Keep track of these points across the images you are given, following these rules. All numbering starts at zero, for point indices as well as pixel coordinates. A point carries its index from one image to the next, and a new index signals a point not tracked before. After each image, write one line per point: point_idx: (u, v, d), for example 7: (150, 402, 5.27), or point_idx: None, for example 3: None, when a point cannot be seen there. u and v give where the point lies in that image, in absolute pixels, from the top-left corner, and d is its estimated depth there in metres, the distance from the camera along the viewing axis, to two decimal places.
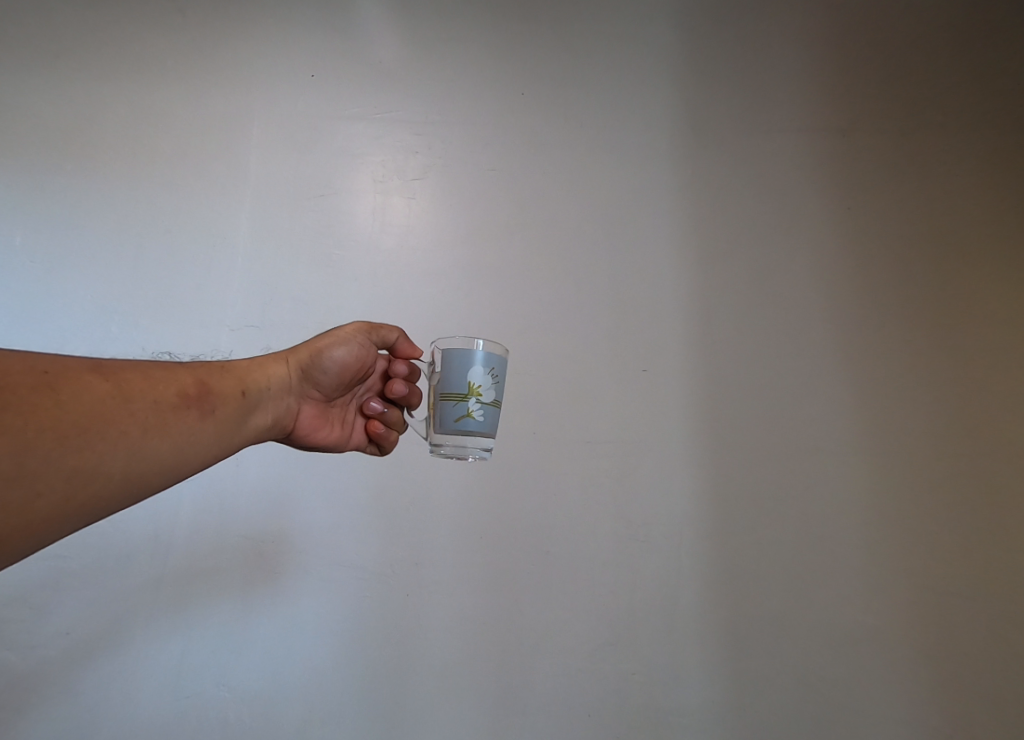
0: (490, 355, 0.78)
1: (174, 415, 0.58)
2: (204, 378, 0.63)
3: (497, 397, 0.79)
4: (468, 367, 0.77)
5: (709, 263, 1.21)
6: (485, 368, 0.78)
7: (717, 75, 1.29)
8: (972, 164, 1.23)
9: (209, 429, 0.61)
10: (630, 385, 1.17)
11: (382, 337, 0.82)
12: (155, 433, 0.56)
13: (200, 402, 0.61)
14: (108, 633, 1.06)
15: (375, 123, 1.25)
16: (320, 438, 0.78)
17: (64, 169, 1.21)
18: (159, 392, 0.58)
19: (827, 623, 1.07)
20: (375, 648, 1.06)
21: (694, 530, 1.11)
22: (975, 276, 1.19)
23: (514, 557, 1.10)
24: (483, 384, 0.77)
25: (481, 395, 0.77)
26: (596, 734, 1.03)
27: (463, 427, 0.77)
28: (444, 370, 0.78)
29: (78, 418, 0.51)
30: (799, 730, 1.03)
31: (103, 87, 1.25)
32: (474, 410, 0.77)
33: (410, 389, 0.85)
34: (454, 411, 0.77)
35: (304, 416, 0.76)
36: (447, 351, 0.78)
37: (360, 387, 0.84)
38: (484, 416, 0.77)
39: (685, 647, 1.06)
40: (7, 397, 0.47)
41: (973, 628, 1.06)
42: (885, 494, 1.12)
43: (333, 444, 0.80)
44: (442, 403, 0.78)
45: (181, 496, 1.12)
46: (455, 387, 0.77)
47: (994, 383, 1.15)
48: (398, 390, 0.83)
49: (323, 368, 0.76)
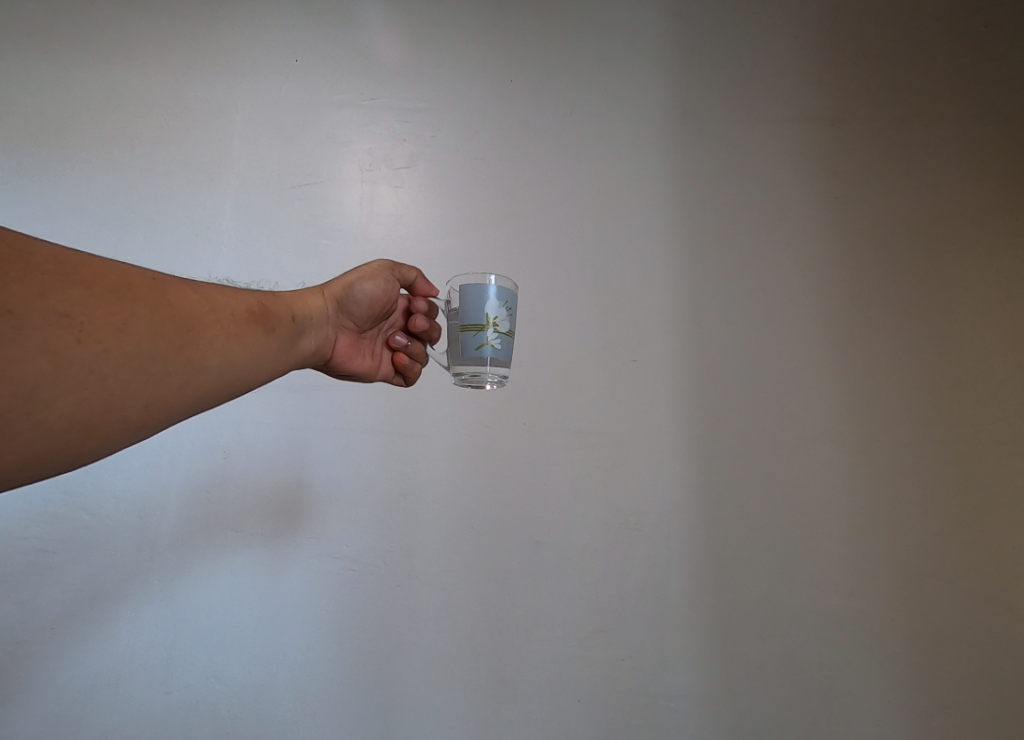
0: (505, 286, 0.79)
1: (249, 328, 0.62)
2: (264, 300, 0.66)
3: (513, 329, 0.80)
4: (484, 299, 0.78)
5: (698, 252, 1.22)
6: (501, 298, 0.78)
7: (703, 62, 1.29)
8: (956, 153, 1.25)
9: (273, 345, 0.65)
10: (621, 371, 1.17)
11: (409, 273, 0.85)
12: (237, 341, 0.60)
13: (264, 320, 0.65)
14: (93, 627, 1.05)
15: (361, 110, 1.24)
16: (354, 367, 0.81)
17: (39, 154, 1.18)
18: (235, 307, 0.62)
19: (814, 605, 1.09)
20: (365, 639, 1.06)
21: (684, 516, 1.12)
22: (958, 265, 1.21)
23: (505, 546, 1.10)
24: (498, 315, 0.78)
25: (497, 325, 0.78)
26: (587, 718, 1.04)
27: (481, 356, 0.78)
28: (461, 304, 0.79)
29: (182, 319, 0.55)
30: (787, 712, 1.05)
31: (79, 70, 1.22)
32: (491, 339, 0.77)
33: (429, 325, 0.87)
34: (473, 342, 0.78)
35: (340, 345, 0.79)
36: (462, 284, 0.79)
37: (389, 322, 0.87)
38: (502, 345, 0.78)
39: (674, 633, 1.07)
40: (129, 294, 0.52)
41: (955, 607, 1.09)
42: (871, 477, 1.13)
43: (364, 374, 0.83)
44: (461, 334, 0.79)
45: (167, 488, 1.10)
46: (472, 319, 0.78)
47: (976, 367, 1.17)
48: (420, 325, 0.86)
49: (355, 301, 0.79)
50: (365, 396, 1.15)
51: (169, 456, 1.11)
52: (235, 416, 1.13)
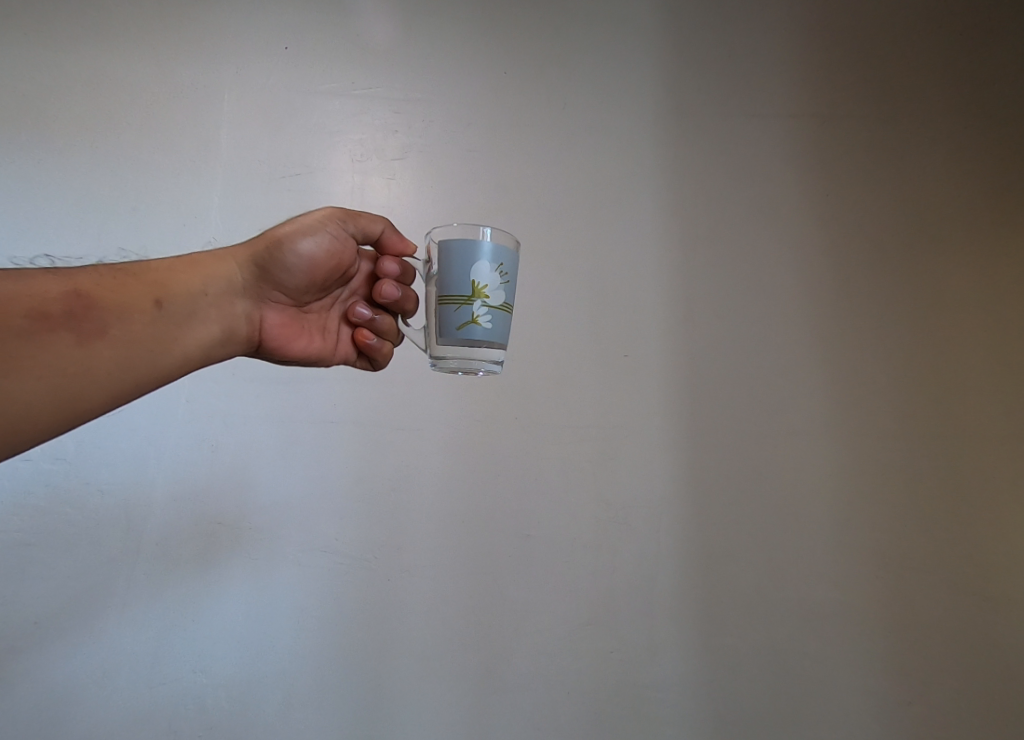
0: (496, 249, 0.75)
1: (40, 341, 0.58)
2: (80, 297, 0.62)
3: (505, 301, 0.76)
4: (475, 267, 0.74)
5: (689, 248, 1.22)
6: (494, 265, 0.75)
7: (696, 57, 1.29)
8: (944, 151, 1.26)
9: (101, 348, 0.61)
10: (611, 369, 1.17)
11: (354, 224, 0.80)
12: (18, 363, 0.56)
13: (75, 321, 0.61)
14: (79, 622, 1.04)
15: (352, 99, 1.23)
16: (295, 344, 0.81)
17: (22, 141, 1.16)
18: (12, 321, 0.57)
19: (799, 599, 1.10)
20: (354, 633, 1.06)
21: (672, 510, 1.12)
22: (944, 262, 1.23)
23: (495, 540, 1.10)
24: (489, 286, 0.74)
25: (487, 298, 0.75)
26: (574, 711, 1.05)
27: (468, 332, 0.75)
28: (446, 269, 0.75)
29: None
30: (771, 704, 1.07)
31: (62, 53, 1.19)
32: (480, 314, 0.74)
33: (401, 291, 0.83)
34: (460, 316, 0.75)
35: (270, 323, 0.78)
36: (447, 246, 0.75)
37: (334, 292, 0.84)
38: (490, 321, 0.75)
39: (662, 626, 1.08)
40: None
41: (936, 601, 1.10)
42: (856, 473, 1.15)
43: (312, 351, 0.83)
44: (446, 307, 0.76)
45: (154, 483, 1.09)
46: (460, 289, 0.75)
47: (961, 366, 1.19)
48: (388, 291, 0.81)
49: (285, 269, 0.76)
50: (354, 391, 1.15)
51: (155, 450, 1.10)
52: (223, 409, 1.13)
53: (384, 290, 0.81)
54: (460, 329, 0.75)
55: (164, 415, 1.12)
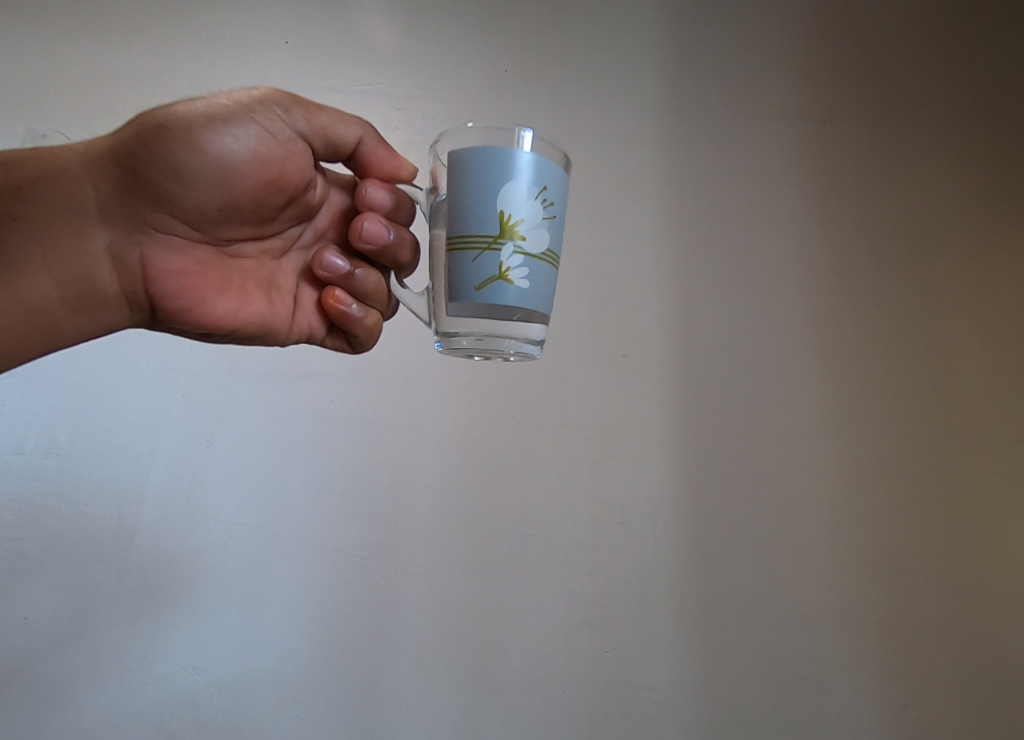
0: (533, 182, 0.67)
1: None
2: None
3: (541, 245, 0.68)
4: (509, 205, 0.66)
5: (689, 248, 1.22)
6: (530, 195, 0.67)
7: (697, 57, 1.29)
8: (944, 154, 1.27)
9: None
10: (610, 369, 1.17)
11: (301, 120, 0.73)
12: None
13: None
14: (72, 620, 1.03)
15: (353, 95, 1.22)
16: (221, 295, 0.76)
17: (20, 134, 1.15)
18: None
19: (795, 601, 1.10)
20: (348, 631, 1.06)
21: (670, 511, 1.12)
22: (943, 266, 1.23)
23: (491, 539, 1.10)
24: (523, 227, 0.67)
25: (520, 242, 0.67)
26: (569, 711, 1.05)
27: (497, 284, 0.67)
28: (471, 208, 0.67)
29: None
30: (767, 706, 1.07)
31: (61, 45, 1.18)
32: (511, 260, 0.67)
33: (391, 232, 0.78)
34: (489, 264, 0.67)
35: (179, 266, 0.74)
36: (471, 172, 0.67)
37: (276, 240, 0.81)
38: (524, 269, 0.68)
39: (658, 627, 1.08)
40: None
41: (931, 603, 1.11)
42: (854, 476, 1.15)
43: (252, 305, 0.79)
44: (469, 255, 0.68)
45: (149, 478, 1.09)
46: (490, 231, 0.67)
47: (959, 369, 1.19)
48: (375, 230, 0.77)
49: (183, 195, 0.71)
50: (352, 388, 1.14)
51: (149, 445, 1.10)
52: (219, 405, 1.12)
53: (376, 231, 0.77)
54: (486, 276, 0.67)
55: (159, 410, 1.11)
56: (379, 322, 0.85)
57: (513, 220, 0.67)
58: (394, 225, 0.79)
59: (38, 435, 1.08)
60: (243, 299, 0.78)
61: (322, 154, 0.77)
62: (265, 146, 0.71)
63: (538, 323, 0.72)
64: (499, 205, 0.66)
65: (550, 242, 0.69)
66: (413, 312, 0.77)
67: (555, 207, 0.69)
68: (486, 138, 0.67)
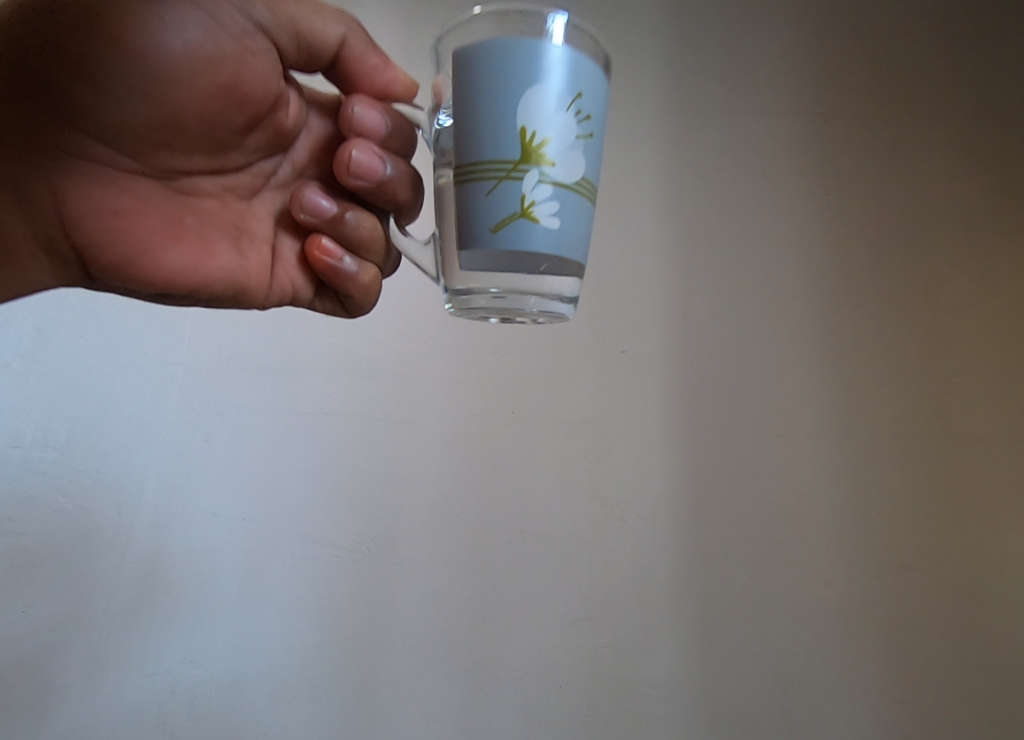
0: (564, 91, 0.55)
1: None
2: None
3: (573, 172, 0.57)
4: (533, 122, 0.55)
5: (689, 245, 1.22)
6: (559, 108, 0.55)
7: (699, 52, 1.29)
8: (945, 152, 1.27)
9: None
10: (609, 365, 1.17)
11: (261, 15, 0.64)
12: None
13: None
14: (70, 613, 1.03)
15: None
16: (177, 242, 0.69)
17: None
18: None
19: (793, 597, 1.10)
20: (347, 625, 1.06)
21: (669, 507, 1.12)
22: (943, 263, 1.23)
23: (489, 533, 1.10)
24: (551, 150, 0.55)
25: (547, 168, 0.56)
26: (567, 705, 1.05)
27: (519, 222, 0.56)
28: (486, 126, 0.55)
29: None
30: (763, 701, 1.07)
31: None
32: (536, 192, 0.56)
33: (387, 168, 0.71)
34: (509, 197, 0.56)
35: (124, 207, 0.67)
36: (486, 81, 0.55)
37: (247, 177, 0.74)
38: (551, 201, 0.56)
39: (656, 623, 1.08)
40: None
41: (928, 600, 1.11)
42: (852, 472, 1.15)
43: (217, 255, 0.71)
44: (485, 186, 0.56)
45: (147, 471, 1.09)
46: (511, 155, 0.55)
47: (958, 367, 1.19)
48: (370, 166, 0.69)
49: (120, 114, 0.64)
50: (351, 382, 1.14)
51: (147, 440, 1.10)
52: (217, 399, 1.12)
53: (369, 161, 0.69)
54: (502, 211, 0.56)
55: (157, 405, 1.11)
56: (377, 278, 0.78)
57: (537, 139, 0.55)
58: (391, 156, 0.72)
59: (36, 428, 1.07)
60: (206, 250, 0.71)
61: (292, 63, 0.69)
62: (215, 44, 0.63)
63: (567, 271, 0.61)
64: (520, 121, 0.54)
65: (585, 168, 0.58)
66: (416, 263, 0.72)
67: (590, 124, 0.57)
68: (501, 37, 0.55)
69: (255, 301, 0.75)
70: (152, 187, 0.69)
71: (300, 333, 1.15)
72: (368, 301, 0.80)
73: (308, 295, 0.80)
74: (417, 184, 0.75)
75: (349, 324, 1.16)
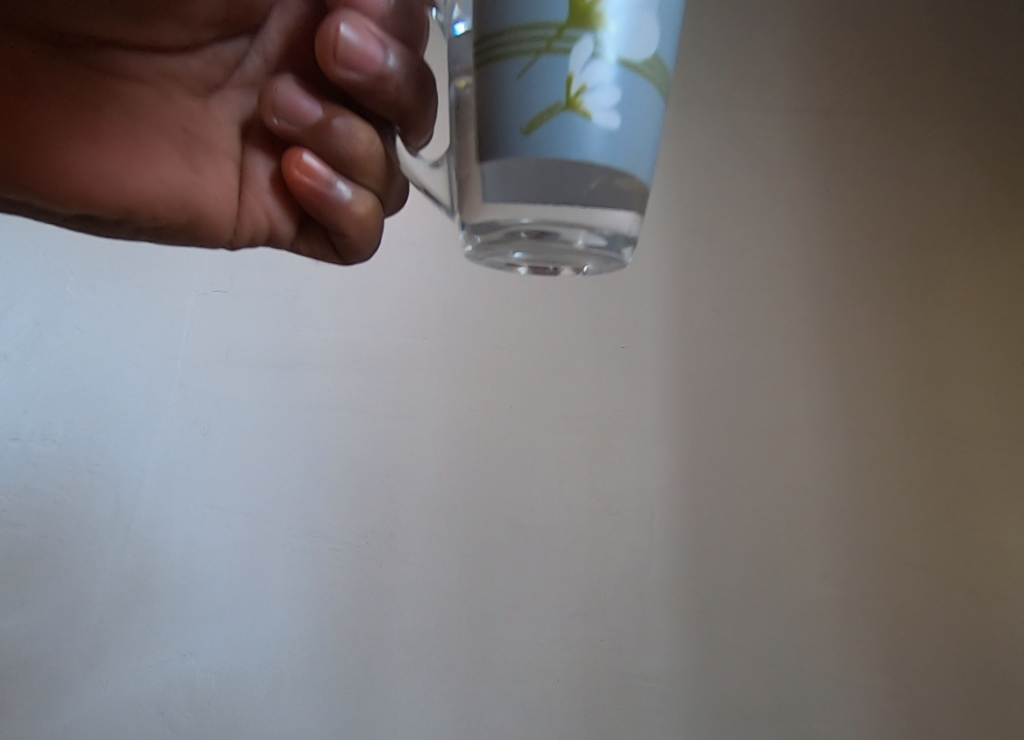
0: None
1: None
2: None
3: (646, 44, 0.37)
4: None
5: (689, 239, 1.22)
6: None
7: (699, 48, 1.29)
8: (947, 148, 1.26)
9: None
10: (608, 361, 1.17)
11: None
12: None
13: None
14: (69, 604, 1.03)
15: None
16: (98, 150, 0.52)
17: None
18: None
19: (790, 593, 1.11)
20: (345, 618, 1.06)
21: (667, 501, 1.13)
22: (944, 260, 1.22)
23: (488, 528, 1.10)
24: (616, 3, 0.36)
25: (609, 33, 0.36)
26: (565, 699, 1.06)
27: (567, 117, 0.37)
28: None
29: None
30: (759, 696, 1.07)
31: None
32: (595, 70, 0.36)
33: (388, 58, 0.50)
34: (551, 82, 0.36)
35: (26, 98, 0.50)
36: None
37: (201, 69, 0.54)
38: (614, 87, 0.37)
39: (653, 617, 1.09)
40: None
41: (926, 597, 1.11)
42: (851, 469, 1.15)
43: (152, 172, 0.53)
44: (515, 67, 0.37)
45: (145, 464, 1.09)
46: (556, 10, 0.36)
47: (958, 365, 1.19)
48: (365, 51, 0.48)
49: None
50: (350, 376, 1.14)
51: (146, 433, 1.10)
52: (216, 392, 1.12)
53: (364, 45, 0.48)
54: (531, 129, 0.37)
55: (156, 397, 1.11)
56: (378, 215, 0.57)
57: None
58: (394, 41, 0.50)
59: (35, 419, 1.08)
60: (143, 164, 0.53)
61: None
62: None
63: (625, 204, 0.42)
64: None
65: (658, 42, 0.38)
66: (426, 192, 0.51)
67: None
68: None
69: (214, 238, 0.57)
70: (68, 69, 0.51)
71: (299, 327, 1.15)
72: (368, 247, 0.59)
73: (287, 237, 0.60)
74: (431, 86, 0.53)
75: (348, 318, 1.16)
